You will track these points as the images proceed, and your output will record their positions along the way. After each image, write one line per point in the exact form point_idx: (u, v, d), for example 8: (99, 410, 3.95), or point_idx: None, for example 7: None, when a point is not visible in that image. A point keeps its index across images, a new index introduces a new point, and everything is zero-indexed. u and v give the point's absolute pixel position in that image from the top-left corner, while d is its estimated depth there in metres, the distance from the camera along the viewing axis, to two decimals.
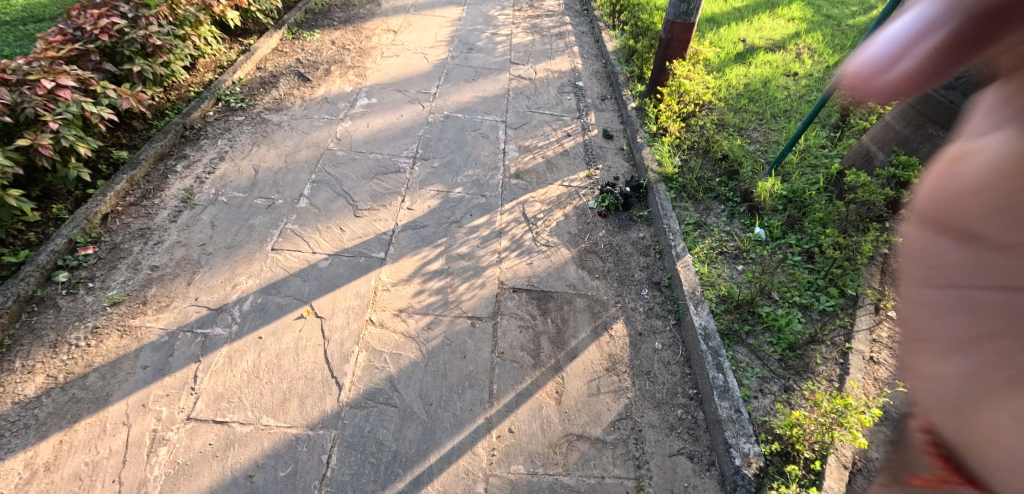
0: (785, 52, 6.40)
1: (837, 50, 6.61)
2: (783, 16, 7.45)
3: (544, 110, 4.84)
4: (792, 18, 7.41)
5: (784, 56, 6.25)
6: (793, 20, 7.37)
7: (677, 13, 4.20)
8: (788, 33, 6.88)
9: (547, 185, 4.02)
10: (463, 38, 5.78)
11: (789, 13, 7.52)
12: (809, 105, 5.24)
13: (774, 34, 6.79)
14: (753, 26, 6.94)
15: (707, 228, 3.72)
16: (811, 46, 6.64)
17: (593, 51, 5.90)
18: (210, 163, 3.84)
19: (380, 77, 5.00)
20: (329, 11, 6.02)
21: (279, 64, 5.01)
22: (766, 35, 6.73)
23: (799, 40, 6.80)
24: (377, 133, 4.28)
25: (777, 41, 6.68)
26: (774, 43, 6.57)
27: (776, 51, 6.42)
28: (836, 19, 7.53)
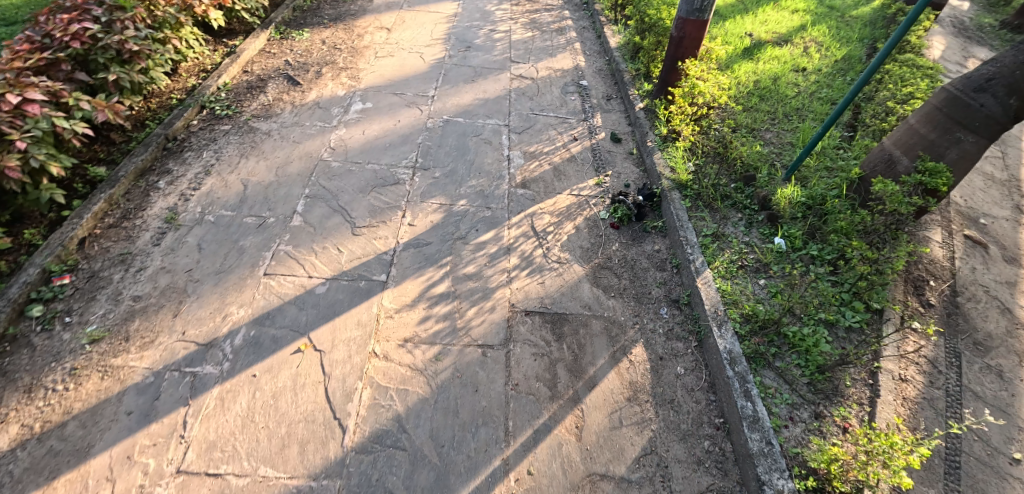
0: (792, 46, 6.19)
1: (844, 43, 6.40)
2: (787, 8, 7.21)
3: (548, 112, 4.61)
4: (796, 10, 7.18)
5: (792, 51, 6.04)
6: (797, 12, 7.14)
7: (690, 10, 3.98)
8: (793, 26, 6.67)
9: (556, 195, 3.80)
10: (460, 35, 5.52)
11: (793, 5, 7.29)
12: (821, 103, 5.06)
13: (780, 28, 6.56)
14: (757, 19, 6.72)
15: (725, 239, 3.52)
16: (818, 39, 6.43)
17: (597, 48, 5.66)
18: (195, 179, 3.59)
19: (374, 79, 4.73)
20: (319, 8, 5.73)
21: (267, 67, 4.73)
22: (772, 28, 6.52)
23: (804, 32, 6.59)
24: (373, 140, 4.03)
25: (783, 34, 6.47)
26: (781, 36, 6.35)
27: (783, 45, 6.21)
28: (840, 11, 7.31)
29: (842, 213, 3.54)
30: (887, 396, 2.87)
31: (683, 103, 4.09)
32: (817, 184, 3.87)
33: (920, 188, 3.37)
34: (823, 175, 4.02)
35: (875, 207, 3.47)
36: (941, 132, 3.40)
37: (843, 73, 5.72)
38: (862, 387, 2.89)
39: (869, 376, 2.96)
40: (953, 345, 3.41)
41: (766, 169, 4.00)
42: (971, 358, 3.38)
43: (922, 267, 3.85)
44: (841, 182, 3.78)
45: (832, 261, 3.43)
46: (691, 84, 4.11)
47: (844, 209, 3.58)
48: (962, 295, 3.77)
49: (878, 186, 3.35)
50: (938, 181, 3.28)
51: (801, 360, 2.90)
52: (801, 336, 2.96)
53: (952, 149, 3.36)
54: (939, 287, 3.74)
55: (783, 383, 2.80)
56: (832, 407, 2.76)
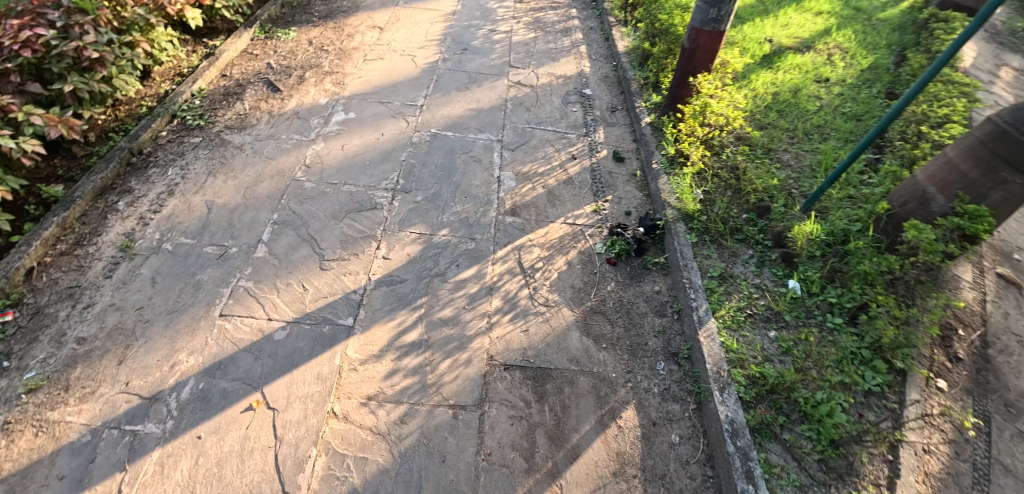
0: (815, 52, 5.76)
1: (871, 50, 5.95)
2: (810, 9, 6.72)
3: (546, 126, 4.26)
4: (820, 12, 6.70)
5: (814, 58, 5.62)
6: (820, 15, 6.66)
7: (705, 19, 3.54)
8: (816, 31, 6.22)
9: (548, 223, 3.46)
10: (456, 36, 5.17)
11: (817, 7, 6.79)
12: (845, 120, 4.71)
13: (803, 32, 6.10)
14: (778, 21, 6.27)
15: (732, 280, 3.21)
16: (842, 45, 5.98)
17: (603, 52, 5.28)
18: (157, 200, 3.33)
19: (360, 85, 4.41)
20: (309, 4, 5.40)
21: (247, 71, 4.44)
22: (793, 32, 6.07)
23: (828, 37, 6.14)
24: (352, 158, 3.72)
25: (805, 39, 6.03)
26: (802, 42, 5.90)
27: (804, 51, 5.78)
28: (867, 13, 6.79)
29: (866, 257, 3.21)
30: (908, 476, 2.53)
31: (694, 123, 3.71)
32: (838, 217, 3.54)
33: (957, 233, 3.02)
34: (845, 204, 3.71)
35: (905, 253, 3.12)
36: (984, 171, 3.00)
37: (868, 85, 5.33)
38: (880, 464, 2.56)
39: (889, 450, 2.63)
40: (982, 408, 3.04)
41: (782, 198, 3.67)
42: (1002, 424, 3.00)
43: (951, 311, 3.47)
44: (863, 215, 3.45)
45: (851, 310, 3.12)
46: (703, 101, 3.73)
47: (869, 252, 3.25)
48: (994, 346, 3.38)
49: (910, 233, 2.99)
50: (977, 226, 2.93)
51: (811, 431, 2.58)
52: (813, 402, 2.64)
53: (996, 190, 2.97)
54: (968, 337, 3.36)
55: (790, 460, 2.49)
56: (845, 489, 2.44)
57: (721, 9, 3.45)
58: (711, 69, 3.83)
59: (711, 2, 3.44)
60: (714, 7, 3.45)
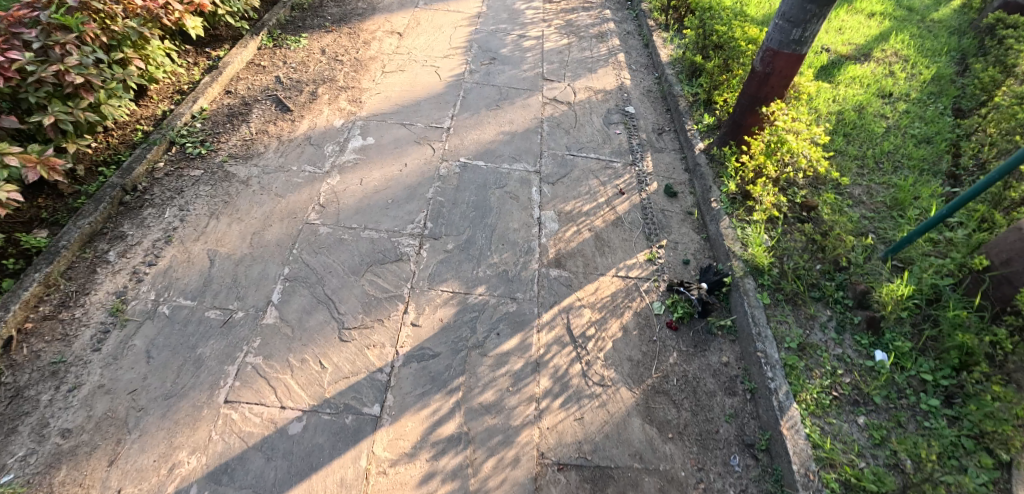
0: (873, 61, 5.26)
1: (932, 57, 5.43)
2: (861, 11, 6.19)
3: (588, 153, 3.78)
4: (874, 14, 6.16)
5: (873, 68, 5.13)
6: (873, 16, 6.12)
7: (785, 41, 3.01)
8: (871, 35, 5.69)
9: (597, 277, 3.01)
10: (483, 43, 4.71)
11: (869, 7, 6.25)
12: (914, 144, 4.29)
13: (858, 37, 5.59)
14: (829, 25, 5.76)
15: (811, 351, 2.79)
16: (902, 52, 5.46)
17: (643, 62, 4.81)
18: (153, 249, 2.92)
19: (378, 102, 3.94)
20: (321, 6, 5.00)
21: (253, 86, 4.01)
22: (847, 37, 5.57)
23: (885, 41, 5.61)
24: (372, 195, 3.25)
25: (860, 46, 5.52)
26: (858, 49, 5.40)
27: (861, 60, 5.28)
28: (919, 14, 6.25)
29: (970, 329, 2.82)
30: None
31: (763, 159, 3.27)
32: (928, 272, 3.14)
33: None
34: (932, 254, 3.31)
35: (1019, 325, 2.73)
36: None
37: (934, 100, 4.85)
38: None
39: None
40: None
41: (859, 243, 3.29)
42: None
43: None
44: (952, 266, 3.11)
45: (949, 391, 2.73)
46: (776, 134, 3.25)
47: (974, 324, 2.84)
48: None
49: None
50: None
51: None
52: None
53: None
54: None
55: None
56: None
57: (806, 30, 2.93)
58: (785, 95, 3.32)
59: (794, 21, 2.92)
60: (797, 26, 2.92)
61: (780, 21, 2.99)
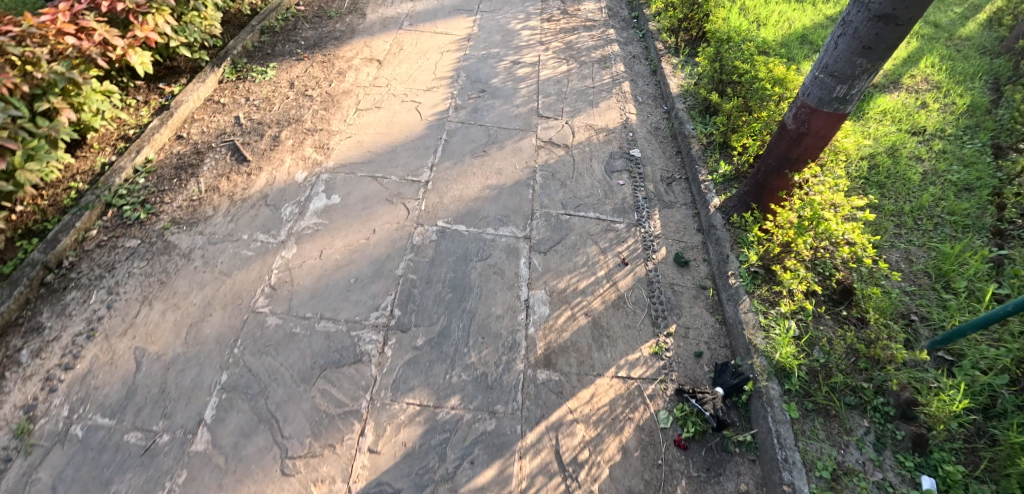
0: (903, 90, 4.82)
1: (966, 82, 4.98)
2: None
3: (586, 211, 3.28)
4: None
5: (904, 99, 4.69)
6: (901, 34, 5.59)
7: (826, 98, 2.47)
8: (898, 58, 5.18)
9: (593, 379, 2.55)
10: (472, 72, 4.25)
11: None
12: (955, 192, 3.85)
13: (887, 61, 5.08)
14: None
15: (847, 481, 2.28)
16: (933, 76, 5.03)
17: (651, 92, 4.39)
18: (72, 347, 2.50)
19: (348, 149, 3.46)
20: (295, 28, 4.57)
21: (208, 129, 3.56)
22: None
23: (915, 64, 5.17)
24: (332, 273, 2.77)
25: (887, 71, 5.06)
26: (886, 75, 4.96)
27: (890, 89, 4.85)
28: (946, 31, 5.85)
29: None
30: None
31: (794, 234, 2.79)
32: (987, 376, 2.61)
33: None
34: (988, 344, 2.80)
35: None
36: None
37: (970, 135, 4.38)
38: None
39: None
40: None
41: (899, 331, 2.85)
42: None
43: None
44: (1008, 360, 2.65)
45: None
46: (810, 203, 2.76)
47: None
48: None
49: None
50: None
51: None
52: None
53: None
54: None
55: None
56: None
57: (853, 87, 2.39)
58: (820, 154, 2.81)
59: (840, 77, 2.37)
60: (843, 83, 2.38)
61: (820, 74, 2.45)
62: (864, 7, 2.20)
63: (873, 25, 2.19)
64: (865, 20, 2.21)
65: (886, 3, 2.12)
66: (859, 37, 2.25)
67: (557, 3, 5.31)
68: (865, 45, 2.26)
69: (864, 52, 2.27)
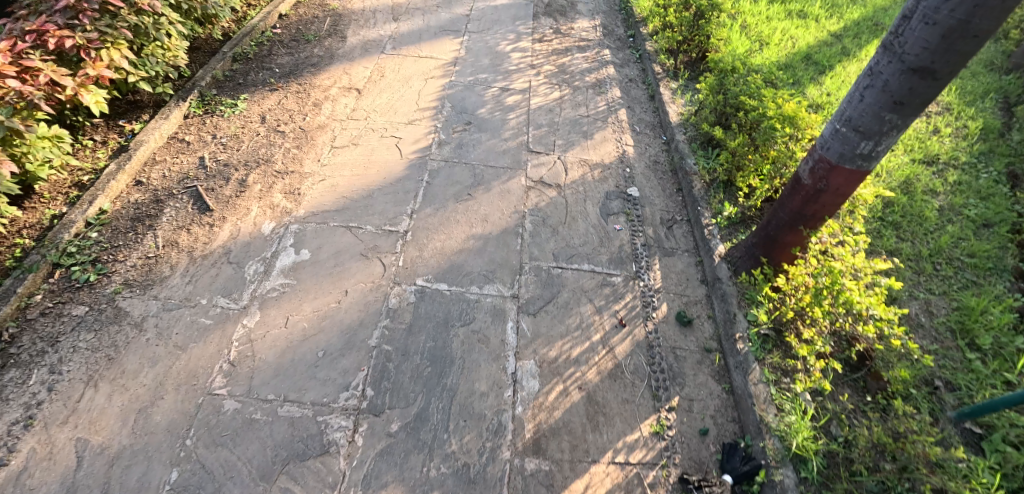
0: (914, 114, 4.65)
1: (975, 103, 4.83)
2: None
3: (581, 263, 3.01)
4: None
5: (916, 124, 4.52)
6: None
7: (849, 154, 2.18)
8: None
9: (587, 467, 2.30)
10: (457, 101, 3.98)
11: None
12: (972, 230, 3.64)
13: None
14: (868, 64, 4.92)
15: None
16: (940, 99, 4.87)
17: (648, 120, 4.14)
18: (4, 438, 2.19)
19: (321, 194, 3.19)
20: (270, 53, 4.31)
21: (170, 173, 3.29)
22: None
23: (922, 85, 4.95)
24: (298, 344, 2.51)
25: None
26: None
27: None
28: None
29: None
30: None
31: (810, 300, 2.56)
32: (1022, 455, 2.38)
33: None
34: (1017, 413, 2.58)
35: None
36: None
37: (984, 163, 4.20)
38: None
39: None
40: None
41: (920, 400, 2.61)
42: None
43: None
44: None
45: None
46: (828, 270, 2.54)
47: None
48: None
49: None
50: None
51: None
52: None
53: None
54: None
55: None
56: None
57: (880, 143, 2.11)
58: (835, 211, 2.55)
59: (865, 133, 2.09)
60: (869, 139, 2.10)
61: (843, 127, 2.16)
62: (896, 58, 1.91)
63: (907, 79, 1.89)
64: (897, 72, 1.92)
65: (923, 55, 1.82)
66: (889, 90, 1.96)
67: (549, 22, 5.08)
68: (896, 100, 1.97)
69: (895, 107, 1.98)
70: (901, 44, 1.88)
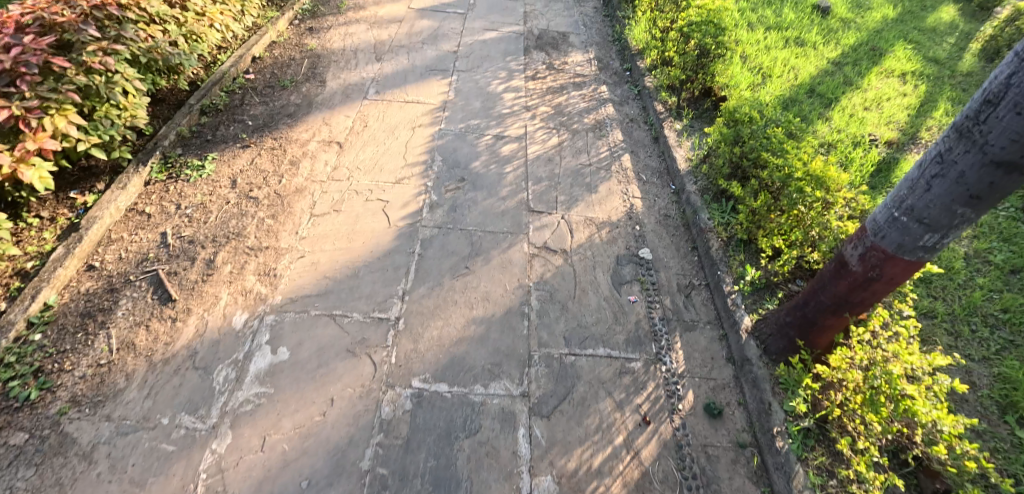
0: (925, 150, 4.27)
1: None
2: (891, 71, 5.12)
3: (595, 347, 2.70)
4: (903, 74, 5.12)
5: None
6: (903, 78, 5.08)
7: (909, 245, 1.89)
8: (910, 108, 4.68)
9: None
10: (449, 153, 3.65)
11: (895, 64, 5.19)
12: (1003, 280, 3.40)
13: (900, 112, 4.57)
14: (868, 93, 4.74)
15: None
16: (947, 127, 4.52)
17: (654, 166, 3.85)
18: None
19: (301, 274, 2.83)
20: (242, 103, 3.95)
21: (127, 254, 2.90)
22: (890, 116, 4.50)
23: (927, 114, 4.63)
24: (277, 473, 2.15)
25: (903, 124, 4.49)
26: (902, 129, 4.39)
27: (911, 147, 4.27)
28: (947, 67, 5.39)
29: None
30: None
31: (862, 402, 2.26)
32: None
33: None
34: None
35: None
36: None
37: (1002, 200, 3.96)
38: None
39: None
40: None
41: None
42: None
43: None
44: None
45: None
46: (883, 373, 2.24)
47: None
48: None
49: None
50: None
51: None
52: None
53: None
54: None
55: None
56: None
57: (947, 236, 1.82)
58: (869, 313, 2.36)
59: (931, 225, 1.80)
60: (935, 232, 1.81)
61: (903, 216, 1.87)
62: (976, 147, 1.62)
63: (989, 173, 1.61)
64: (976, 164, 1.63)
65: (1012, 148, 1.54)
66: (965, 182, 1.67)
67: (541, 56, 4.81)
68: (972, 194, 1.68)
69: (970, 201, 1.69)
70: (983, 133, 1.60)
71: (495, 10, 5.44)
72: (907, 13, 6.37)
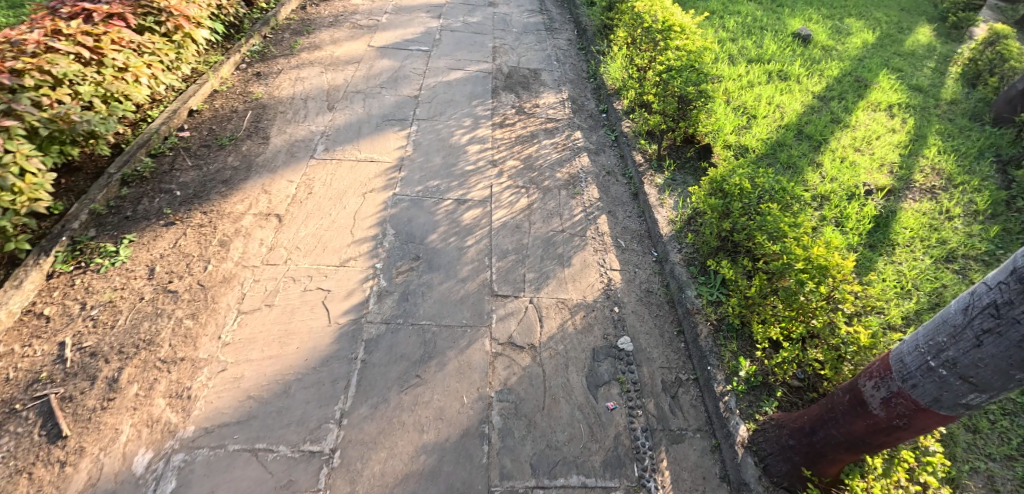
0: (919, 195, 3.92)
1: (973, 166, 4.23)
2: (877, 103, 4.79)
3: (567, 475, 2.30)
4: (889, 106, 4.80)
5: (924, 206, 3.79)
6: (890, 111, 4.75)
7: (948, 400, 1.52)
8: (900, 146, 4.34)
9: None
10: (403, 224, 3.24)
11: (881, 96, 4.87)
12: None
13: (891, 152, 4.22)
14: (856, 131, 4.40)
15: None
16: (937, 166, 4.19)
17: (634, 229, 3.46)
18: None
19: (221, 394, 2.41)
20: (172, 168, 3.51)
21: (16, 374, 2.44)
22: (880, 158, 4.16)
23: (918, 152, 4.30)
24: None
25: (894, 164, 4.14)
26: (895, 172, 4.05)
27: (906, 192, 3.93)
28: (931, 95, 5.10)
29: None
30: None
31: None
32: None
33: None
34: None
35: None
36: None
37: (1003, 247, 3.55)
38: None
39: None
40: None
41: None
42: None
43: None
44: None
45: None
46: None
47: None
48: None
49: None
50: None
51: None
52: None
53: None
54: None
55: None
56: None
57: (997, 396, 1.46)
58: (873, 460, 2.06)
59: (980, 385, 1.44)
60: (983, 393, 1.45)
61: (942, 368, 1.50)
62: None
63: None
64: None
65: None
66: None
67: (511, 99, 4.43)
68: None
69: None
70: None
71: (462, 46, 5.06)
72: (886, 36, 6.08)
